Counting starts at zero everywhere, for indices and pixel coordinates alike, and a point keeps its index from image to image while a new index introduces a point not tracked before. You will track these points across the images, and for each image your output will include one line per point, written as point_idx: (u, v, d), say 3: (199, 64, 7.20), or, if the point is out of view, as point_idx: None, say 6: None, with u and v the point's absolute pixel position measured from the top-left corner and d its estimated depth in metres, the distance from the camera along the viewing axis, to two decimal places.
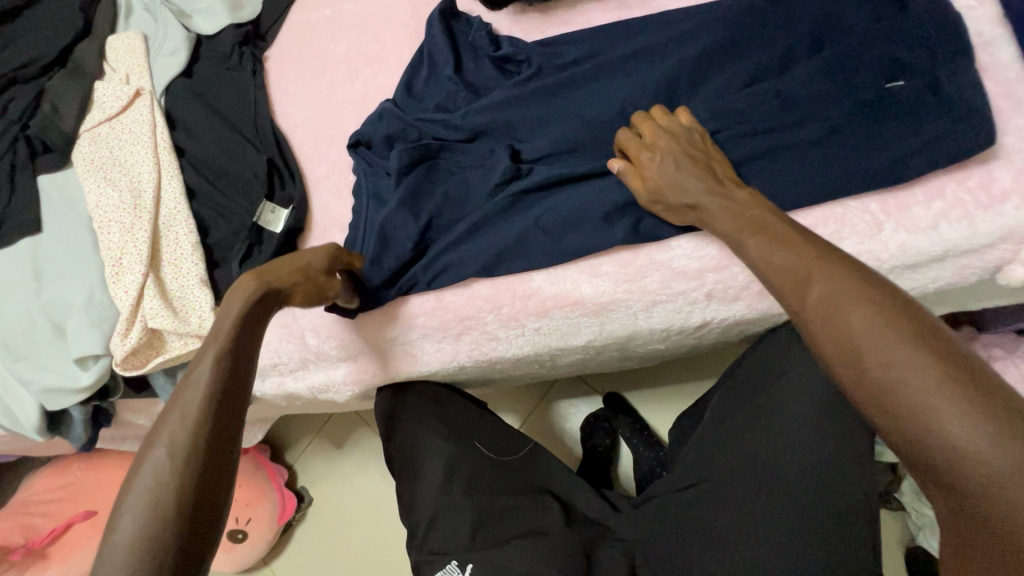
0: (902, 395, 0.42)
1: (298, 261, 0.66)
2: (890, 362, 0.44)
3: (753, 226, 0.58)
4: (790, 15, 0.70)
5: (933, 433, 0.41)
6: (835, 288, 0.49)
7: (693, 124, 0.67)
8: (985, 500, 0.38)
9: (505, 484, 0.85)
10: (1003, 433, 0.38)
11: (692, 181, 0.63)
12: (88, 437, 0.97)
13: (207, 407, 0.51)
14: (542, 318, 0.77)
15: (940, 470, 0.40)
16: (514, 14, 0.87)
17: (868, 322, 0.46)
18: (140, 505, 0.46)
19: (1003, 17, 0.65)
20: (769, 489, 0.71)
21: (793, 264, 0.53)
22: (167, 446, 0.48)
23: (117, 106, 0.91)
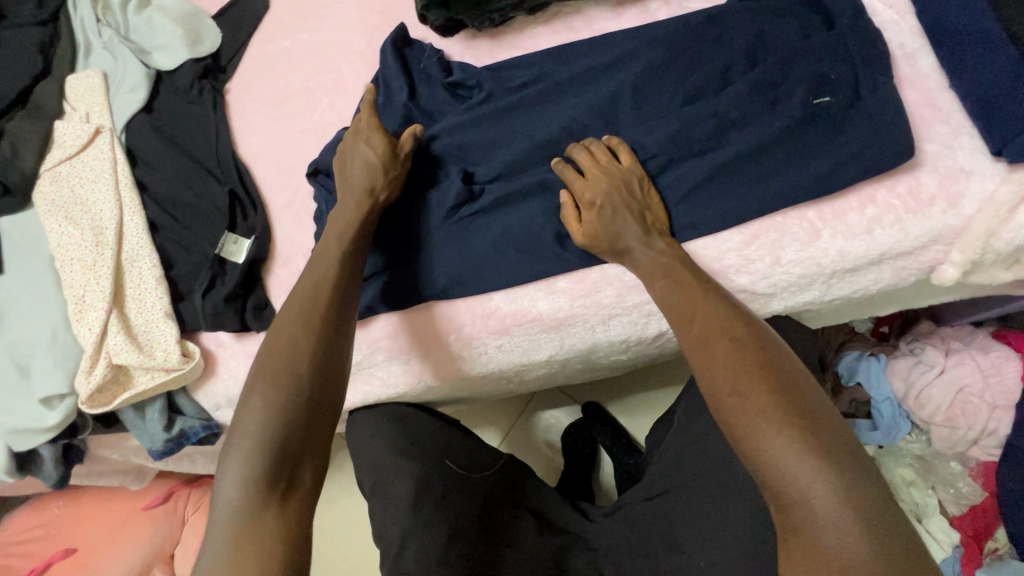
0: (747, 421, 0.54)
1: (359, 156, 0.76)
2: (738, 392, 0.56)
3: (669, 275, 0.66)
4: (723, 34, 0.73)
5: (761, 450, 0.53)
6: (710, 328, 0.61)
7: (633, 167, 0.71)
8: (792, 502, 0.51)
9: (476, 499, 0.84)
10: (812, 454, 0.51)
11: (623, 225, 0.68)
12: (59, 475, 0.96)
13: (325, 297, 0.68)
14: (503, 335, 0.78)
15: (769, 478, 0.53)
16: (465, 39, 0.89)
17: (729, 361, 0.58)
18: (279, 371, 0.63)
19: (922, 31, 0.68)
20: (728, 496, 0.73)
21: (682, 304, 0.64)
22: (299, 327, 0.66)
23: (77, 145, 0.92)
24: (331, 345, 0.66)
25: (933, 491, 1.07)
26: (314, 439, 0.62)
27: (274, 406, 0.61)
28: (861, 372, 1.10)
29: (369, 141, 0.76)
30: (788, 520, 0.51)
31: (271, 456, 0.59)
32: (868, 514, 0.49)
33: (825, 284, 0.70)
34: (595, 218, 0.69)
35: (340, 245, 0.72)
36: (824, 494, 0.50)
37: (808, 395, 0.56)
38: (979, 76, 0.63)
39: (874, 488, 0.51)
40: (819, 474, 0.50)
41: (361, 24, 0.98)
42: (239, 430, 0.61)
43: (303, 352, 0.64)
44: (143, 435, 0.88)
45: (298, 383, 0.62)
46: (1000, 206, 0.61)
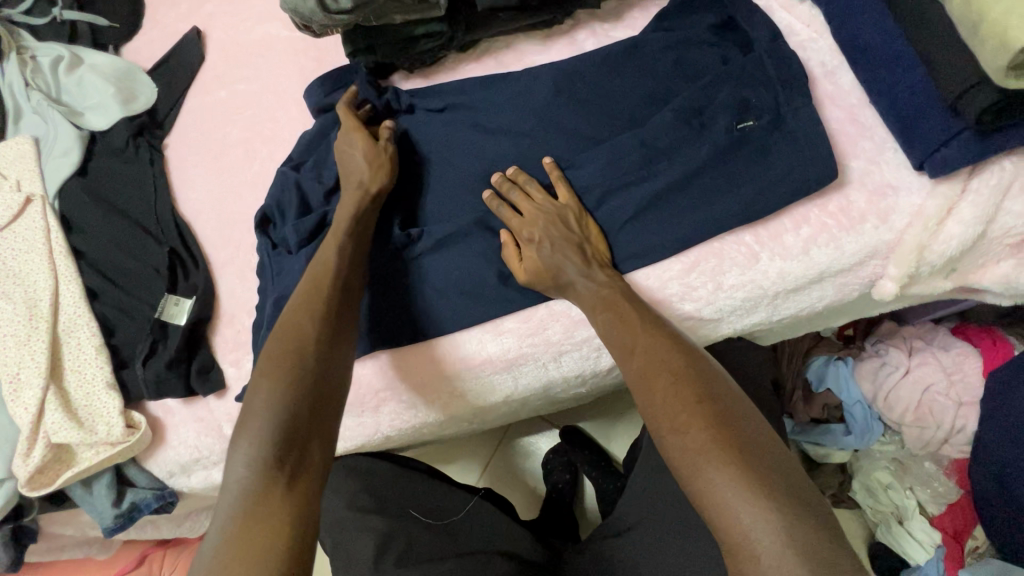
0: (690, 460, 0.50)
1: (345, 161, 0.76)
2: (677, 427, 0.52)
3: (611, 309, 0.63)
4: (645, 67, 0.74)
5: (703, 484, 0.48)
6: (650, 360, 0.57)
7: (569, 202, 0.70)
8: (736, 543, 0.46)
9: (441, 551, 0.81)
10: (755, 492, 0.46)
11: (564, 260, 0.66)
12: (10, 559, 0.91)
13: (332, 279, 0.67)
14: (455, 380, 0.77)
15: (713, 517, 0.48)
16: (399, 80, 0.88)
17: (667, 395, 0.54)
18: (282, 356, 0.61)
19: (839, 47, 0.70)
20: (688, 528, 0.73)
21: (623, 337, 0.61)
22: (303, 313, 0.65)
23: (7, 216, 0.89)
24: (335, 329, 0.65)
25: (911, 493, 1.04)
26: (324, 419, 0.60)
27: (280, 386, 0.59)
28: (830, 378, 1.08)
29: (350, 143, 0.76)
30: (735, 566, 0.46)
31: (276, 437, 0.56)
32: (818, 561, 0.43)
33: (770, 304, 0.69)
34: (533, 253, 0.68)
35: (339, 237, 0.70)
36: (767, 537, 0.45)
37: (751, 426, 0.51)
38: (896, 89, 0.63)
39: (823, 531, 0.45)
40: (764, 514, 0.45)
41: (296, 71, 0.98)
42: (246, 419, 0.58)
43: (305, 340, 0.63)
44: (93, 509, 0.85)
45: (303, 367, 0.60)
46: (928, 219, 0.61)
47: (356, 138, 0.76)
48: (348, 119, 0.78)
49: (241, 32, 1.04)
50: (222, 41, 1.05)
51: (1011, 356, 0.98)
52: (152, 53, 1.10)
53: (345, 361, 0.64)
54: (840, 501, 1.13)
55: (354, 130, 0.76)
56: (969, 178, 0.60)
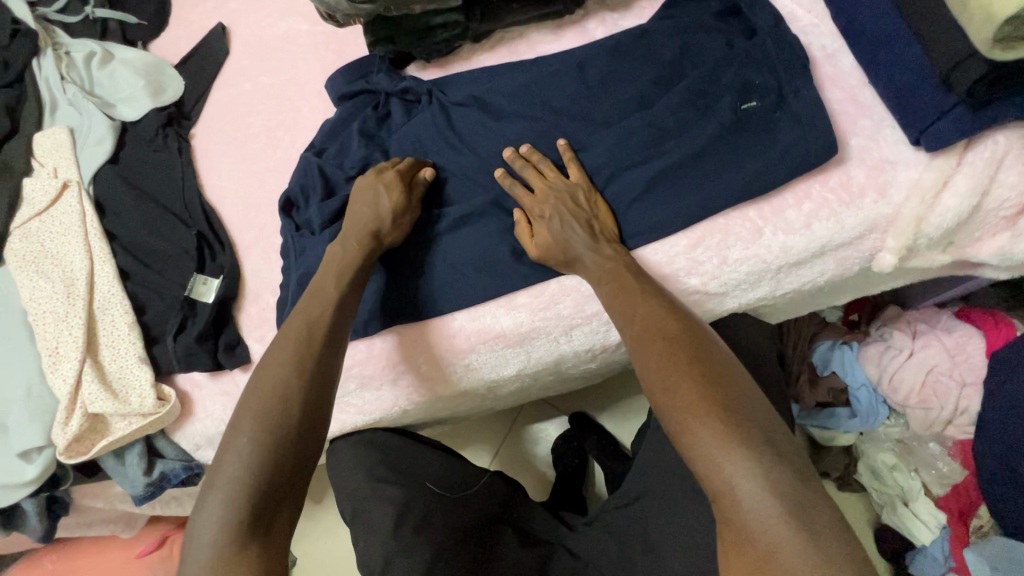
0: (677, 414, 0.52)
1: (369, 202, 0.76)
2: (666, 386, 0.55)
3: (614, 279, 0.66)
4: (653, 52, 0.77)
5: (689, 437, 0.51)
6: (646, 326, 0.60)
7: (578, 180, 0.73)
8: (719, 489, 0.49)
9: (456, 520, 0.85)
10: (737, 441, 0.49)
11: (573, 235, 0.69)
12: (45, 529, 0.96)
13: (324, 331, 0.67)
14: (470, 354, 0.80)
15: (698, 468, 0.50)
16: (416, 70, 0.92)
17: (660, 357, 0.57)
18: (265, 414, 0.59)
19: (839, 31, 0.73)
20: (693, 495, 0.74)
21: (622, 306, 0.64)
22: (290, 370, 0.63)
23: (46, 200, 0.94)
24: (321, 381, 0.63)
25: (916, 474, 1.05)
26: (299, 478, 0.59)
27: (262, 447, 0.57)
28: (835, 361, 1.11)
29: (383, 187, 0.77)
30: (719, 511, 0.49)
31: (250, 508, 0.54)
32: (791, 504, 0.46)
33: (774, 279, 0.72)
34: (544, 227, 0.71)
35: (341, 283, 0.71)
36: (747, 483, 0.47)
37: (738, 386, 0.54)
38: (892, 69, 0.66)
39: (799, 480, 0.48)
40: (746, 465, 0.48)
41: (318, 64, 1.02)
42: (218, 481, 0.56)
43: (291, 391, 0.61)
44: (125, 480, 0.89)
45: (289, 419, 0.59)
46: (925, 192, 0.64)
47: (393, 184, 0.77)
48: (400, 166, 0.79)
49: (265, 28, 1.09)
50: (246, 36, 1.10)
51: (1013, 335, 0.99)
52: (179, 49, 1.15)
53: (329, 416, 0.63)
54: (845, 483, 1.13)
55: (397, 180, 0.77)
56: (964, 151, 0.63)
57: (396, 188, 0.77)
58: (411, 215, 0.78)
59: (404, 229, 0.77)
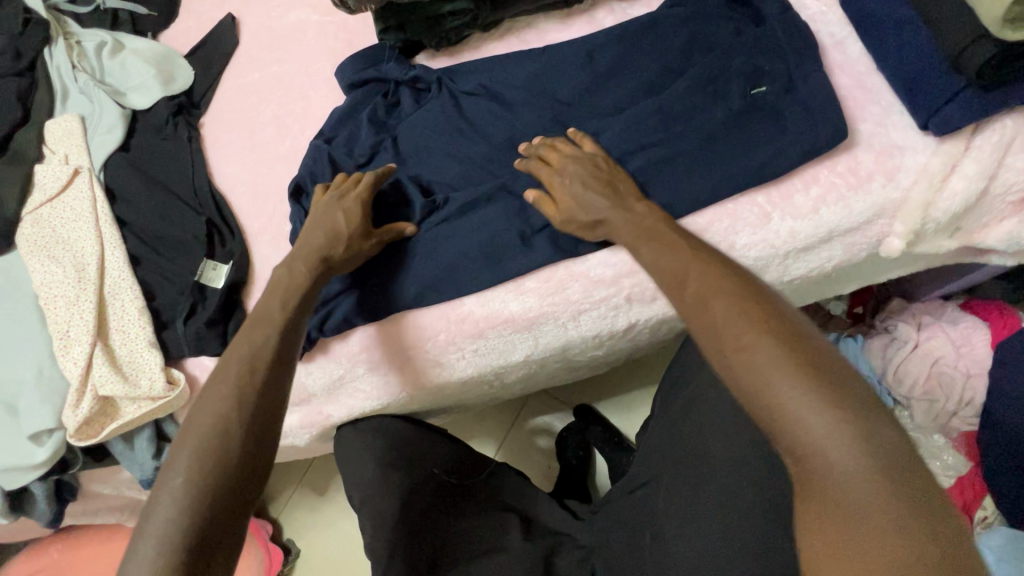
0: (757, 373, 0.46)
1: (328, 223, 0.75)
2: (738, 343, 0.49)
3: (660, 241, 0.61)
4: (663, 40, 0.78)
5: (772, 399, 0.45)
6: (705, 281, 0.54)
7: (596, 149, 0.73)
8: (810, 459, 0.43)
9: (463, 506, 0.86)
10: (830, 404, 0.44)
11: (594, 197, 0.68)
12: (53, 513, 0.96)
13: (266, 358, 0.63)
14: (478, 339, 0.80)
15: (784, 435, 0.45)
16: (425, 59, 0.93)
17: (728, 312, 0.51)
18: (205, 449, 0.56)
19: (848, 19, 0.73)
20: (699, 483, 0.72)
21: (673, 263, 0.58)
22: (231, 402, 0.59)
23: (57, 186, 0.95)
24: (262, 412, 0.60)
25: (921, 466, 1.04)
26: (237, 520, 0.55)
27: (196, 486, 0.53)
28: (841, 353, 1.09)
29: (342, 210, 0.76)
30: (809, 484, 0.43)
31: (185, 553, 0.50)
32: (894, 472, 0.41)
33: (781, 265, 0.72)
34: (569, 194, 0.70)
35: (286, 310, 0.68)
36: (844, 450, 0.42)
37: (819, 344, 0.48)
38: (901, 55, 0.67)
39: (906, 446, 0.43)
40: (844, 430, 0.42)
41: (327, 54, 1.03)
42: (148, 527, 0.52)
43: (229, 424, 0.58)
44: (133, 464, 0.90)
45: (226, 455, 0.56)
46: (933, 176, 0.64)
47: (353, 208, 0.77)
48: (363, 189, 0.78)
49: (274, 18, 1.10)
50: (255, 27, 1.11)
51: (1016, 328, 1.00)
52: (189, 40, 1.15)
53: (272, 449, 0.60)
54: None
55: (358, 204, 0.77)
56: (971, 136, 0.64)
57: (358, 213, 0.76)
58: (374, 242, 0.77)
59: (364, 254, 0.76)
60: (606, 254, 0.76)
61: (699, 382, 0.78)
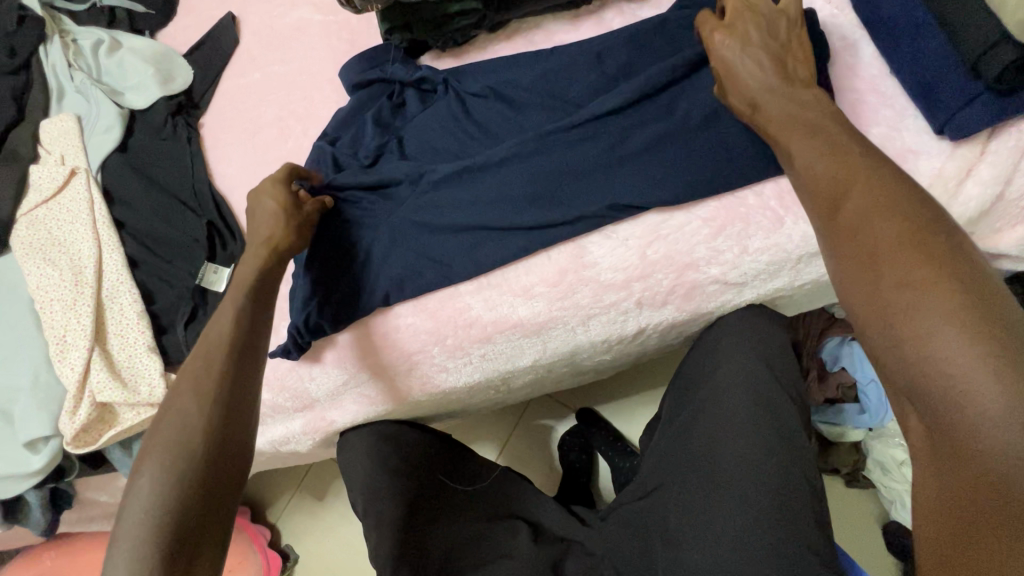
0: (918, 318, 0.43)
1: (259, 212, 0.74)
2: (905, 280, 0.45)
3: (817, 146, 0.56)
4: (674, 43, 0.78)
5: (927, 347, 0.42)
6: (875, 203, 0.49)
7: (782, 9, 0.65)
8: (956, 422, 0.40)
9: (473, 513, 0.85)
10: (1006, 371, 0.39)
11: (754, 69, 0.63)
12: (48, 522, 0.93)
13: (225, 350, 0.62)
14: (485, 343, 0.79)
15: (930, 390, 0.42)
16: (432, 59, 0.92)
17: (896, 243, 0.47)
18: (170, 445, 0.55)
19: (860, 22, 0.73)
20: (711, 483, 0.71)
21: (833, 174, 0.53)
22: (193, 396, 0.58)
23: (53, 188, 0.92)
24: (227, 402, 0.59)
25: None
26: (218, 509, 0.54)
27: (164, 483, 0.53)
28: (844, 357, 1.05)
29: (266, 198, 0.75)
30: (948, 446, 0.41)
31: (159, 548, 0.49)
32: None
33: (793, 269, 0.74)
34: (725, 53, 0.65)
35: (238, 302, 0.67)
36: (1010, 424, 0.38)
37: (1009, 305, 0.42)
38: (915, 59, 0.67)
39: None
40: (1013, 405, 0.38)
41: (329, 54, 1.02)
42: (124, 530, 0.51)
43: (194, 419, 0.57)
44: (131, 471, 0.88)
45: (193, 448, 0.55)
46: (948, 180, 0.64)
47: (274, 192, 0.76)
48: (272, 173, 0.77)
49: (275, 18, 1.08)
50: (256, 26, 1.09)
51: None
52: (188, 39, 1.14)
53: (247, 437, 0.59)
54: (855, 479, 1.11)
55: (275, 186, 0.76)
56: (987, 140, 0.64)
57: (283, 193, 0.76)
58: (310, 214, 0.77)
59: (303, 227, 0.76)
60: (616, 257, 0.75)
61: (712, 383, 0.77)
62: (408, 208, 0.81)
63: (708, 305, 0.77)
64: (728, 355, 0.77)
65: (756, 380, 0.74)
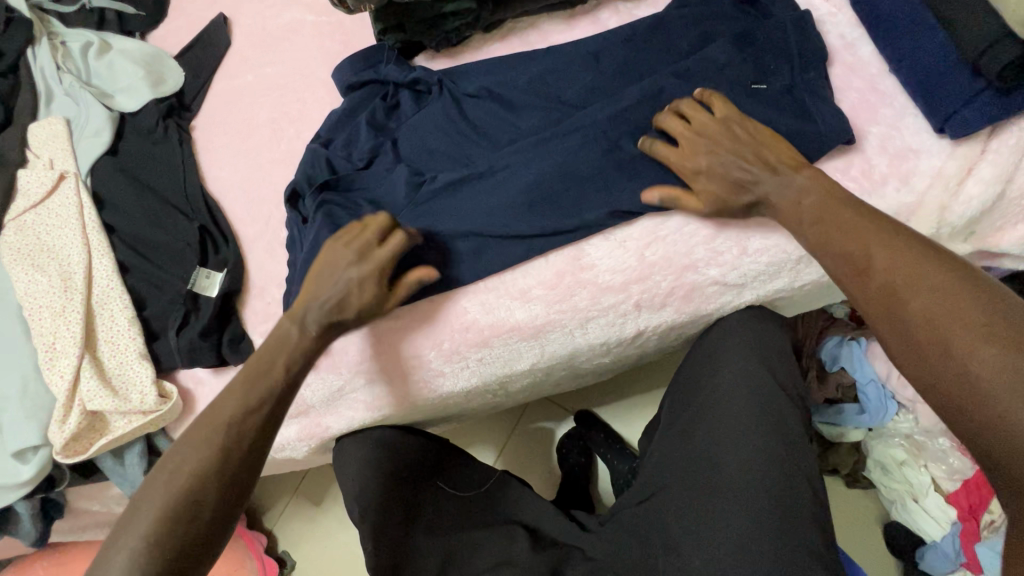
0: (972, 383, 0.47)
1: (344, 292, 0.68)
2: (951, 348, 0.49)
3: (831, 223, 0.59)
4: (672, 42, 0.77)
5: (993, 412, 0.46)
6: (903, 272, 0.54)
7: (727, 112, 0.67)
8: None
9: (469, 519, 0.84)
10: None
11: (747, 177, 0.65)
12: (38, 533, 0.92)
13: (253, 419, 0.63)
14: (483, 347, 0.78)
15: (1003, 451, 0.45)
16: (426, 60, 0.91)
17: (932, 312, 0.51)
18: (168, 510, 0.57)
19: (858, 20, 0.73)
20: (715, 491, 0.70)
21: (850, 251, 0.57)
22: (208, 460, 0.60)
23: (41, 192, 0.91)
24: (234, 478, 0.61)
25: (926, 469, 1.00)
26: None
27: (153, 543, 0.55)
28: (843, 358, 1.04)
29: (356, 282, 0.68)
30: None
31: None
32: None
33: (793, 270, 0.74)
34: (715, 166, 0.66)
35: (292, 367, 0.67)
36: None
37: None
38: (915, 58, 0.66)
39: None
40: None
41: (323, 55, 1.00)
42: None
43: (199, 483, 0.59)
44: (124, 480, 0.86)
45: (192, 515, 0.58)
46: (949, 179, 0.63)
47: (370, 280, 0.68)
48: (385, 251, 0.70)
49: (267, 18, 1.07)
50: (248, 27, 1.08)
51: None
52: (179, 40, 1.12)
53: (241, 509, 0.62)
54: (855, 479, 1.09)
55: (374, 276, 0.69)
56: (988, 139, 0.63)
57: (378, 289, 0.69)
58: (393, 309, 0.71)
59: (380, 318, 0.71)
60: (614, 259, 0.74)
61: (715, 387, 0.76)
62: (402, 210, 0.80)
63: (707, 307, 0.76)
64: (731, 360, 0.76)
65: (761, 391, 0.72)
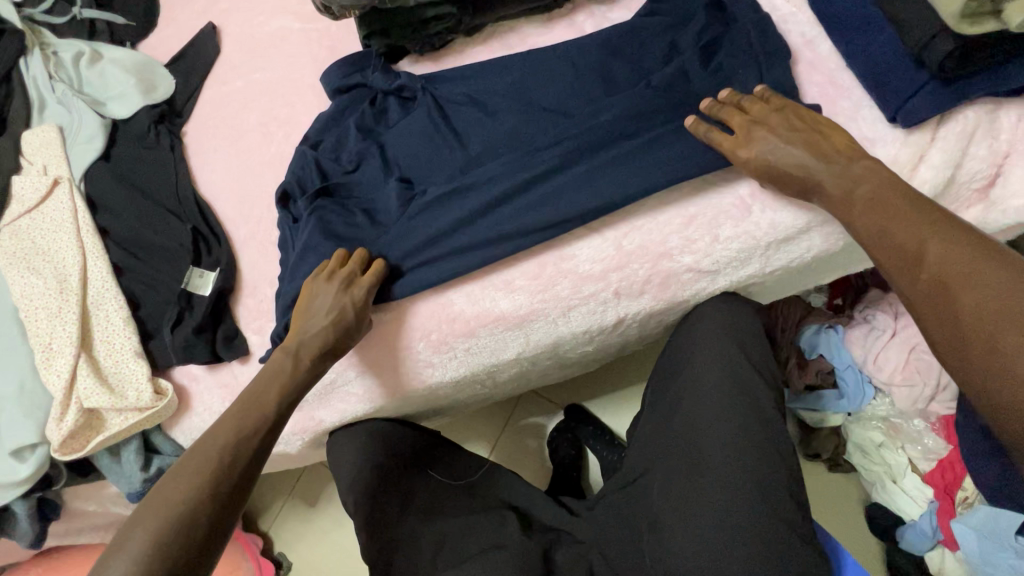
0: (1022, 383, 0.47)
1: (335, 313, 0.74)
2: (998, 343, 0.49)
3: (883, 214, 0.61)
4: (643, 42, 0.81)
5: None
6: (954, 264, 0.54)
7: (784, 102, 0.70)
8: None
9: (461, 505, 0.86)
10: None
11: (800, 161, 0.67)
12: (35, 534, 0.92)
13: (260, 422, 0.70)
14: (469, 338, 0.81)
15: None
16: (411, 63, 0.95)
17: (982, 305, 0.51)
18: (176, 502, 0.60)
19: (817, 20, 0.77)
20: (694, 470, 0.73)
21: (903, 240, 0.59)
22: (217, 457, 0.65)
23: (36, 198, 0.93)
24: (241, 475, 0.66)
25: (902, 451, 1.03)
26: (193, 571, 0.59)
27: (163, 534, 0.58)
28: (822, 345, 1.07)
29: (348, 301, 0.75)
30: None
31: None
32: None
33: (764, 256, 0.77)
34: (766, 155, 0.68)
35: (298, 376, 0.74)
36: None
37: None
38: (868, 53, 0.71)
39: None
40: None
41: (310, 60, 1.04)
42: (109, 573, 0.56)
43: (208, 478, 0.63)
44: (119, 477, 0.87)
45: (200, 507, 0.61)
46: (902, 166, 0.68)
47: (358, 300, 0.75)
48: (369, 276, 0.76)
49: (256, 26, 1.10)
50: (237, 34, 1.11)
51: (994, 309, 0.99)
52: (169, 49, 1.15)
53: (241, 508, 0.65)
54: (836, 463, 1.14)
55: (364, 298, 0.75)
56: (937, 127, 0.68)
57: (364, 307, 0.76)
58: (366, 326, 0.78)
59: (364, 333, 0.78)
60: (594, 249, 0.78)
61: (690, 371, 0.79)
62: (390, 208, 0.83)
63: (682, 293, 0.80)
64: (705, 346, 0.79)
65: (733, 372, 0.76)
